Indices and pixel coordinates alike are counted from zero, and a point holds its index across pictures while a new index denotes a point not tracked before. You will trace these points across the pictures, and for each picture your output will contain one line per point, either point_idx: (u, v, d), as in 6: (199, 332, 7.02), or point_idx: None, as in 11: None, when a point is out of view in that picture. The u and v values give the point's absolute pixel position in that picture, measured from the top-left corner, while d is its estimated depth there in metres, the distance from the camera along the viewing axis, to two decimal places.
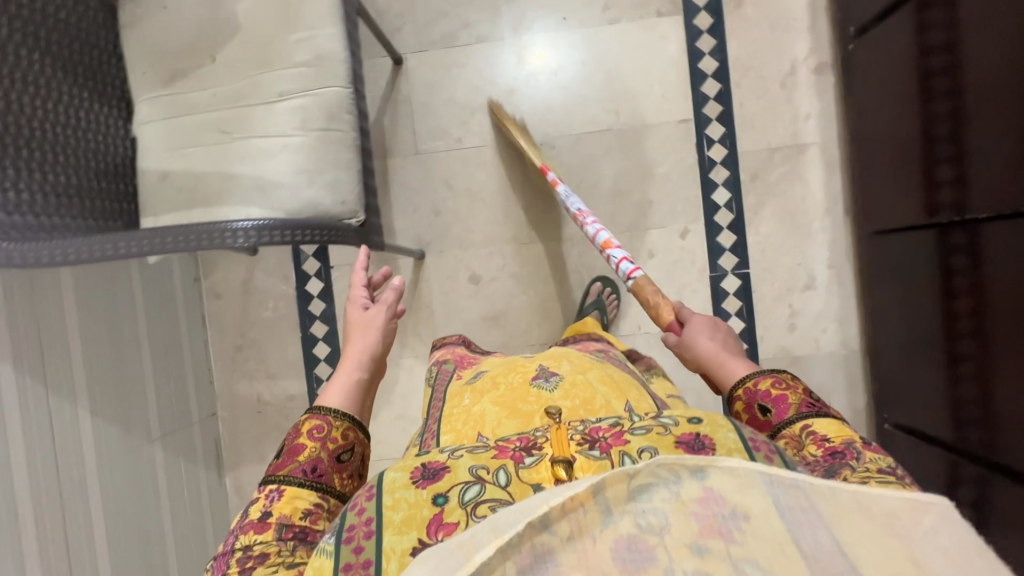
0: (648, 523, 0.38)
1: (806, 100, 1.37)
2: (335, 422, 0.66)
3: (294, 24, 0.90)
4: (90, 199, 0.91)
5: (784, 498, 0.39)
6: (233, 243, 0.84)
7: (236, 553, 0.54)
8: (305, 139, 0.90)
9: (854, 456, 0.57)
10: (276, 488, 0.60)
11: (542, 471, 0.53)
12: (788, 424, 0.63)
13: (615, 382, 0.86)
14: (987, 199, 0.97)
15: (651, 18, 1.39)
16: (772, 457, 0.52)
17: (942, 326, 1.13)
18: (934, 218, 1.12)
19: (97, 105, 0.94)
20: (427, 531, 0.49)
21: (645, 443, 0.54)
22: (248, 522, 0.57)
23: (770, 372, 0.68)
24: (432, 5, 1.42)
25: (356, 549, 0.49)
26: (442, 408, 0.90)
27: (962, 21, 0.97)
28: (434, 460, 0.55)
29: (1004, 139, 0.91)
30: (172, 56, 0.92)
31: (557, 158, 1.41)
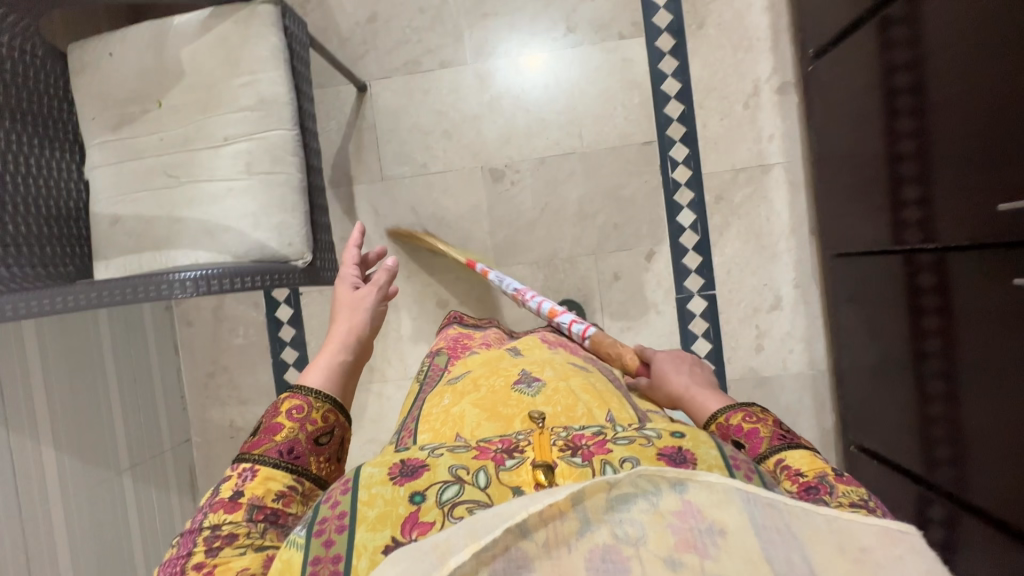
0: (625, 532, 0.38)
1: (770, 120, 1.37)
2: (315, 404, 0.62)
3: (235, 70, 0.91)
4: (45, 245, 0.92)
5: (761, 516, 0.39)
6: (171, 293, 0.85)
7: (203, 532, 0.51)
8: (251, 182, 0.91)
9: (828, 491, 0.51)
10: (249, 468, 0.56)
11: (522, 474, 0.49)
12: (762, 459, 0.58)
13: (597, 391, 0.84)
14: (954, 225, 0.96)
15: (613, 40, 1.39)
16: (751, 476, 0.50)
17: (910, 347, 1.12)
18: (900, 244, 1.12)
19: (52, 151, 0.95)
20: (401, 529, 0.45)
21: (627, 454, 0.51)
22: (218, 500, 0.53)
23: (740, 407, 0.64)
24: (396, 32, 1.43)
25: (327, 543, 0.45)
26: (422, 406, 0.89)
27: (927, 39, 0.95)
28: (413, 457, 0.52)
29: (970, 162, 0.90)
30: (121, 103, 0.93)
31: (522, 183, 1.42)
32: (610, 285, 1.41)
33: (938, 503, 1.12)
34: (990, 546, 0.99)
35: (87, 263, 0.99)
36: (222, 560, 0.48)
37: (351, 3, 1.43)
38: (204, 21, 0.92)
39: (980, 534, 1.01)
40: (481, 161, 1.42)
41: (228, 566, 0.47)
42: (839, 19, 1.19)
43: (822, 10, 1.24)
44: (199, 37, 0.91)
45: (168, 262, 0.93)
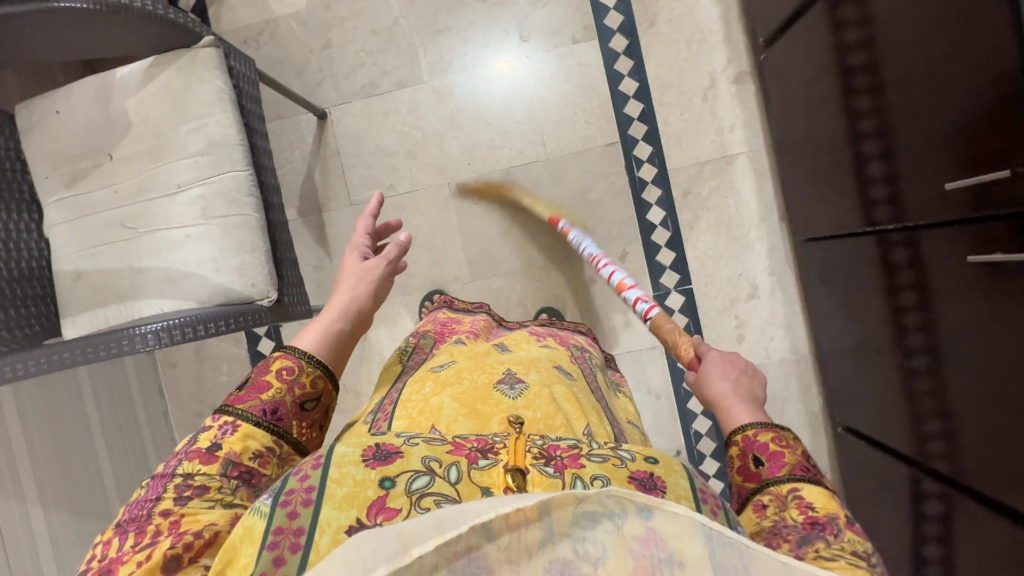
0: (585, 551, 0.37)
1: (729, 111, 1.37)
2: (306, 367, 0.69)
3: (181, 116, 0.91)
4: (13, 307, 0.92)
5: (719, 554, 0.38)
6: (134, 347, 0.83)
7: (175, 479, 0.57)
8: (209, 226, 0.91)
9: (835, 531, 0.48)
10: (230, 422, 0.63)
11: (494, 475, 0.51)
12: (775, 483, 0.53)
13: (579, 403, 0.83)
14: (925, 206, 0.96)
15: (566, 45, 1.39)
16: (718, 512, 0.52)
17: (891, 326, 1.12)
18: (872, 227, 1.12)
19: (8, 212, 0.95)
20: (367, 512, 0.47)
21: (600, 471, 0.52)
22: (194, 449, 0.60)
23: (772, 426, 0.56)
24: (349, 57, 1.43)
25: (291, 514, 0.47)
26: (402, 391, 0.90)
27: (877, 18, 0.95)
28: (388, 444, 0.54)
29: (939, 132, 0.89)
30: (75, 158, 0.94)
31: (489, 195, 1.42)
32: (587, 289, 1.41)
33: (929, 478, 1.12)
34: (984, 518, 0.99)
35: (53, 320, 0.99)
36: (191, 509, 0.54)
37: (303, 32, 1.43)
38: (146, 69, 0.91)
39: (973, 506, 1.01)
40: (447, 177, 1.42)
41: (197, 516, 0.53)
42: (785, 5, 1.19)
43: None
44: (142, 86, 0.91)
45: (137, 312, 0.93)
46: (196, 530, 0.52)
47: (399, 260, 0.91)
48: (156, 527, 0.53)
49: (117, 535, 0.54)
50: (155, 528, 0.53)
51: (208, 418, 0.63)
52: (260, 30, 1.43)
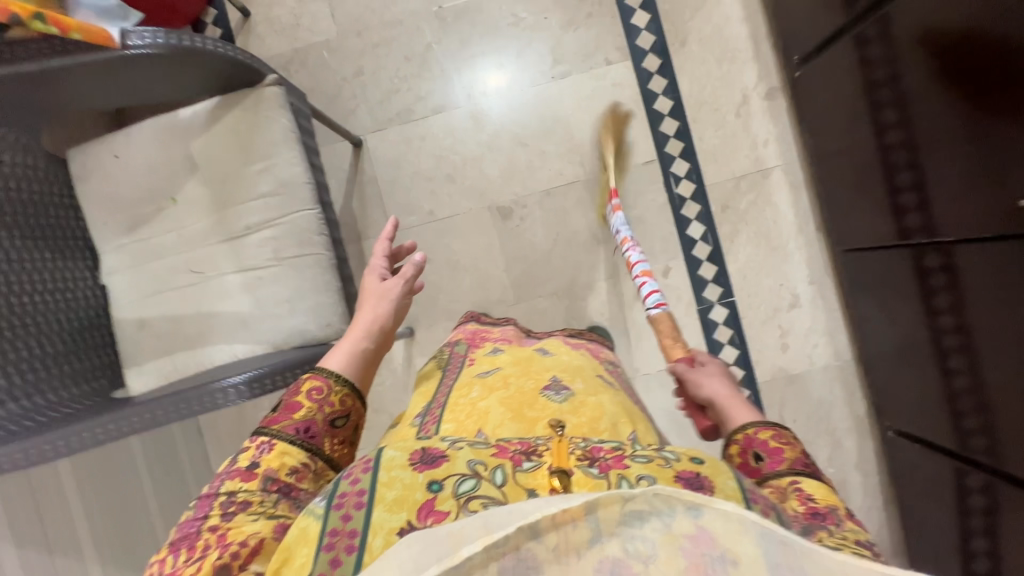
0: (636, 549, 0.41)
1: (763, 126, 1.40)
2: (335, 386, 0.75)
3: (249, 157, 0.89)
4: (72, 361, 0.88)
5: (775, 553, 0.40)
6: (224, 402, 0.80)
7: (219, 498, 0.62)
8: (281, 268, 0.90)
9: (835, 521, 0.56)
10: (267, 441, 0.68)
11: (538, 477, 0.54)
12: (776, 476, 0.64)
13: (625, 409, 0.84)
14: (954, 216, 1.02)
15: (600, 67, 1.41)
16: (767, 512, 0.52)
17: (927, 328, 1.16)
18: (907, 240, 1.16)
19: (62, 261, 0.91)
20: (417, 514, 0.51)
21: (644, 471, 0.53)
22: (235, 469, 0.65)
23: (772, 425, 0.68)
24: (383, 84, 1.42)
25: (344, 517, 0.51)
26: (448, 394, 0.91)
27: (903, 45, 1.01)
28: (434, 448, 0.57)
29: (970, 147, 0.94)
30: (135, 204, 0.91)
31: (531, 217, 1.42)
32: (631, 306, 1.42)
33: (975, 472, 1.15)
34: None
35: (117, 370, 0.96)
36: (236, 522, 0.59)
37: (335, 60, 1.42)
38: (210, 110, 0.89)
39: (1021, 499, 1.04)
40: (487, 201, 1.42)
41: (242, 528, 0.58)
42: (818, 24, 1.22)
43: (796, 19, 1.28)
44: (207, 128, 0.89)
45: (204, 362, 0.90)
46: (241, 540, 0.57)
47: (416, 278, 0.93)
48: (206, 542, 0.58)
49: (171, 553, 0.59)
50: (205, 543, 0.58)
51: (247, 439, 0.69)
52: (290, 59, 1.42)
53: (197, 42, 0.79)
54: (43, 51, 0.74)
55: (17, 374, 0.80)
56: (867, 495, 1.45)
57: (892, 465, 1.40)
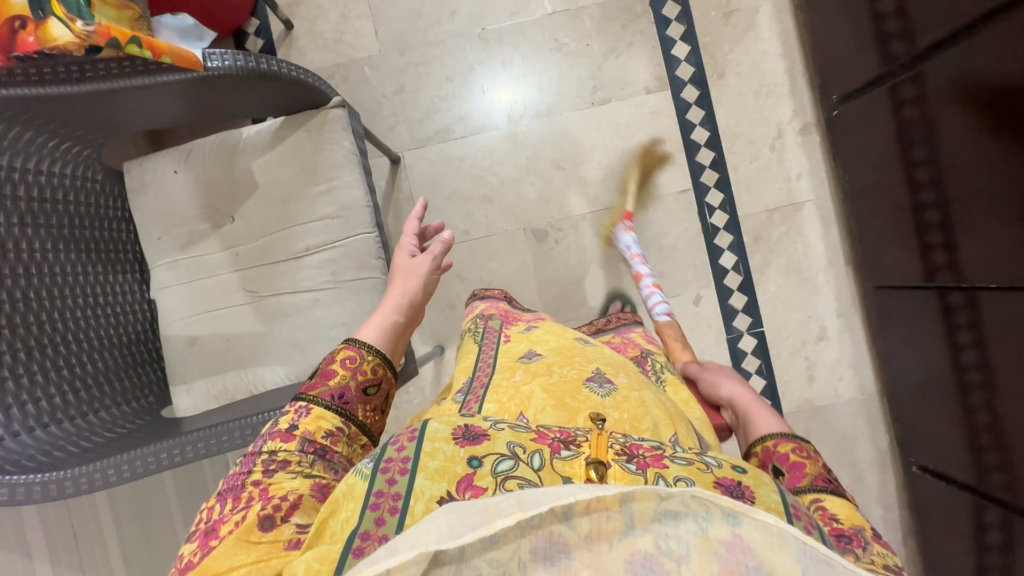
0: (669, 547, 0.41)
1: (796, 160, 1.43)
2: (367, 356, 0.75)
3: (312, 180, 0.89)
4: (120, 379, 0.87)
5: (813, 569, 0.40)
6: None
7: (262, 455, 0.62)
8: (338, 290, 0.89)
9: (862, 545, 0.54)
10: (305, 406, 0.68)
11: (575, 466, 0.53)
12: (798, 491, 0.64)
13: (668, 409, 0.79)
14: (979, 260, 1.04)
15: (639, 94, 1.43)
16: (810, 530, 0.52)
17: (950, 364, 1.18)
18: (932, 279, 1.18)
19: (113, 275, 0.91)
20: (456, 486, 0.51)
21: (683, 473, 0.54)
22: (276, 430, 0.65)
23: (792, 438, 0.70)
24: (424, 103, 1.43)
25: (389, 480, 0.51)
26: (490, 373, 0.90)
27: (935, 93, 1.05)
28: (476, 426, 0.57)
29: (1003, 190, 0.95)
30: (190, 220, 0.90)
31: (566, 240, 1.43)
32: None
33: (993, 508, 1.17)
34: None
35: (161, 389, 0.95)
36: (275, 479, 0.58)
37: (377, 76, 1.43)
38: (275, 130, 0.89)
39: None
40: (522, 223, 1.43)
41: (280, 484, 0.58)
42: (857, 66, 1.25)
43: (835, 58, 1.31)
44: (270, 148, 0.89)
45: (257, 381, 0.89)
46: (282, 494, 0.56)
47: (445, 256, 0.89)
48: (249, 494, 0.57)
49: (217, 502, 0.59)
50: (248, 495, 0.57)
51: (287, 403, 0.69)
52: (331, 73, 1.43)
53: (273, 65, 0.78)
54: (127, 69, 0.72)
55: (74, 391, 0.79)
56: (886, 528, 1.46)
57: (913, 500, 1.42)
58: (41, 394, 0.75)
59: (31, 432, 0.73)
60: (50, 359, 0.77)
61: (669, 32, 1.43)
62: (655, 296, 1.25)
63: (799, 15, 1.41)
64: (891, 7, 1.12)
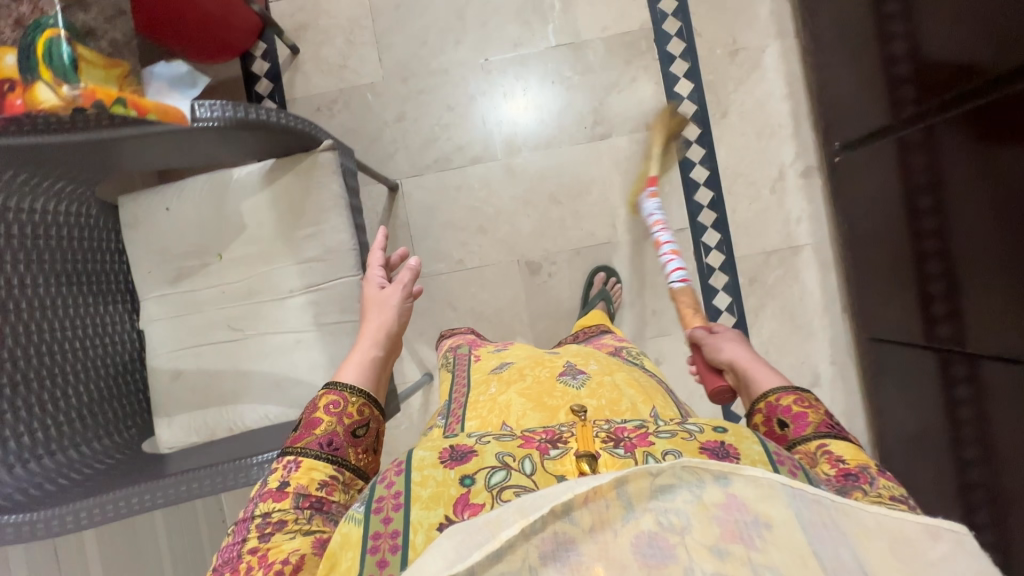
0: (670, 521, 0.41)
1: (797, 204, 1.41)
2: (350, 398, 0.73)
3: (298, 222, 0.90)
4: (104, 410, 0.89)
5: (807, 512, 0.42)
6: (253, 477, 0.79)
7: (256, 519, 0.62)
8: (319, 333, 0.91)
9: (868, 481, 0.59)
10: (293, 460, 0.67)
11: (566, 463, 0.53)
12: (804, 441, 0.67)
13: (643, 386, 0.83)
14: (987, 328, 1.01)
15: (640, 131, 1.42)
16: (796, 472, 0.54)
17: (946, 421, 1.16)
18: (932, 342, 1.16)
19: (104, 306, 0.93)
20: (453, 509, 0.51)
21: (670, 446, 0.55)
22: (266, 490, 0.64)
23: (793, 391, 0.72)
24: (424, 131, 1.44)
25: (385, 519, 0.51)
26: (466, 393, 0.89)
27: (941, 146, 1.04)
28: (461, 444, 0.57)
29: (1005, 253, 0.93)
30: (181, 256, 0.92)
31: (559, 274, 1.43)
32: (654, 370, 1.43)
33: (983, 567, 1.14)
34: None
35: (146, 419, 0.97)
36: (274, 543, 0.58)
37: (378, 103, 1.44)
38: (266, 173, 0.90)
39: None
40: (517, 254, 1.43)
41: (280, 548, 0.57)
42: (864, 112, 1.23)
43: (841, 104, 1.30)
44: (259, 190, 0.91)
45: (238, 419, 0.90)
46: (283, 557, 0.56)
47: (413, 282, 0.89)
48: (248, 564, 0.58)
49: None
50: (248, 564, 0.57)
51: (273, 461, 0.67)
52: (334, 98, 1.44)
53: (262, 115, 0.80)
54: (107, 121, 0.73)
55: (58, 425, 0.81)
56: None
57: None
58: (24, 429, 0.77)
59: (12, 469, 0.75)
60: (34, 394, 0.79)
61: (673, 68, 1.42)
62: (674, 263, 1.15)
63: (806, 57, 1.40)
64: (902, 51, 1.09)
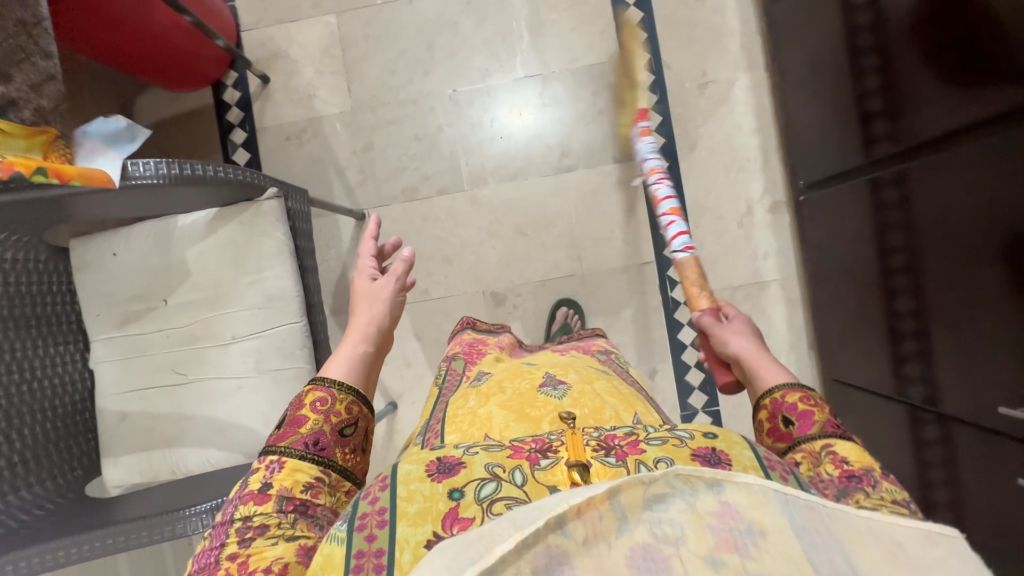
0: (664, 532, 0.37)
1: (764, 238, 1.40)
2: (339, 395, 0.59)
3: (240, 269, 0.92)
4: (50, 452, 0.90)
5: (799, 518, 0.38)
6: (184, 530, 0.80)
7: (235, 523, 0.49)
8: (261, 379, 0.92)
9: (871, 483, 0.51)
10: (277, 459, 0.54)
11: (558, 473, 0.47)
12: (808, 441, 0.58)
13: (623, 393, 0.74)
14: (957, 385, 0.99)
15: (607, 163, 1.42)
16: (787, 477, 0.49)
17: (914, 464, 1.14)
18: (903, 395, 1.14)
19: (55, 348, 0.95)
20: (442, 525, 0.44)
21: (662, 453, 0.49)
22: (247, 492, 0.51)
23: (799, 387, 0.62)
24: (390, 162, 1.44)
25: (370, 537, 0.44)
26: (445, 409, 0.76)
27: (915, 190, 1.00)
28: (448, 456, 0.50)
29: (978, 299, 0.90)
30: (129, 299, 0.93)
31: (524, 305, 1.43)
32: None
33: None
34: None
35: (93, 459, 0.98)
36: (254, 550, 0.47)
37: (347, 132, 1.45)
38: (209, 222, 0.92)
39: None
40: (482, 285, 1.43)
41: (261, 557, 0.46)
42: (832, 151, 1.22)
43: (807, 143, 1.30)
44: (203, 237, 0.92)
45: (181, 462, 0.92)
46: (264, 567, 0.45)
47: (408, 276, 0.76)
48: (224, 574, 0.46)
49: None
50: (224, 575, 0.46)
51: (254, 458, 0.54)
52: (303, 128, 1.45)
53: (198, 169, 0.80)
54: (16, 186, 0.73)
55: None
56: None
57: None
58: None
59: None
60: None
61: None
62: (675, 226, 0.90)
63: (775, 91, 1.39)
64: (873, 87, 1.06)
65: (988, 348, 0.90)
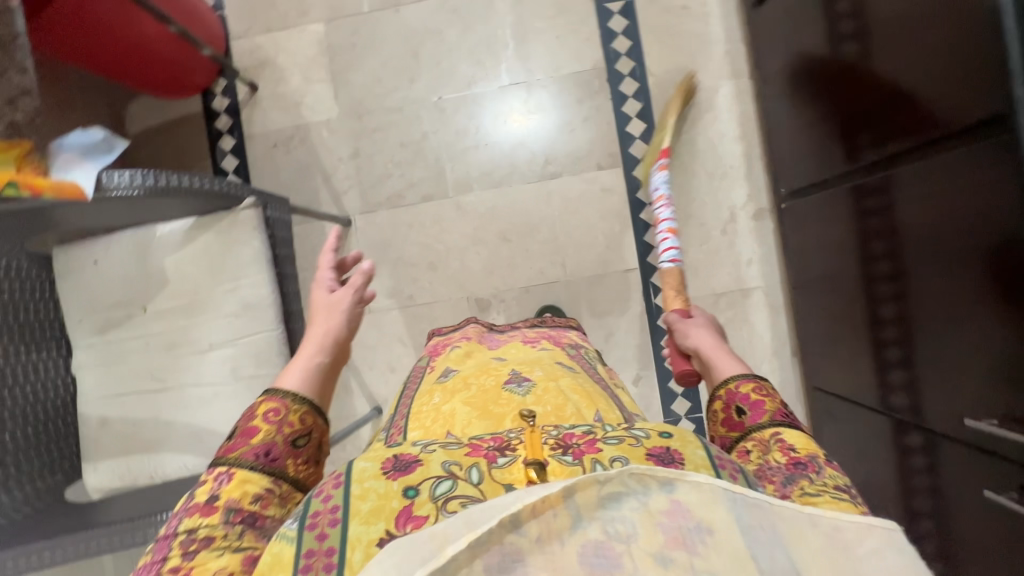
0: (616, 530, 0.36)
1: (747, 245, 1.41)
2: (292, 406, 0.61)
3: (217, 277, 0.93)
4: (29, 456, 0.91)
5: (747, 516, 0.37)
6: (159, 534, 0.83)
7: (179, 536, 0.49)
8: (238, 386, 0.94)
9: (815, 470, 0.51)
10: (225, 471, 0.54)
11: (514, 471, 0.46)
12: (758, 429, 0.58)
13: (587, 390, 0.72)
14: (947, 402, 0.96)
15: (591, 170, 1.43)
16: (737, 476, 0.48)
17: (897, 472, 1.14)
18: (891, 411, 1.11)
19: (37, 354, 0.95)
20: (395, 523, 0.43)
21: (618, 453, 0.48)
22: (193, 504, 0.52)
23: (753, 378, 0.63)
24: (376, 170, 1.46)
25: (321, 536, 0.43)
26: (410, 404, 0.77)
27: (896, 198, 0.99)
28: (405, 454, 0.49)
29: (963, 308, 0.88)
30: (110, 306, 0.95)
31: (508, 311, 1.44)
32: None
33: None
34: None
35: (75, 462, 0.99)
36: (197, 562, 0.46)
37: (333, 139, 1.46)
38: (187, 231, 0.93)
39: None
40: (467, 291, 1.45)
41: (204, 568, 0.46)
42: (812, 158, 1.22)
43: (788, 151, 1.30)
44: (181, 247, 0.93)
45: (160, 467, 0.94)
46: None
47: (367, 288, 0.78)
48: None
49: None
50: None
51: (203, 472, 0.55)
52: (291, 134, 1.47)
53: (174, 180, 0.82)
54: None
55: None
56: None
57: None
58: None
59: None
60: None
61: (626, 108, 1.42)
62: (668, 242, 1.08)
63: (758, 99, 1.39)
64: (851, 95, 1.07)
65: (971, 358, 0.88)
